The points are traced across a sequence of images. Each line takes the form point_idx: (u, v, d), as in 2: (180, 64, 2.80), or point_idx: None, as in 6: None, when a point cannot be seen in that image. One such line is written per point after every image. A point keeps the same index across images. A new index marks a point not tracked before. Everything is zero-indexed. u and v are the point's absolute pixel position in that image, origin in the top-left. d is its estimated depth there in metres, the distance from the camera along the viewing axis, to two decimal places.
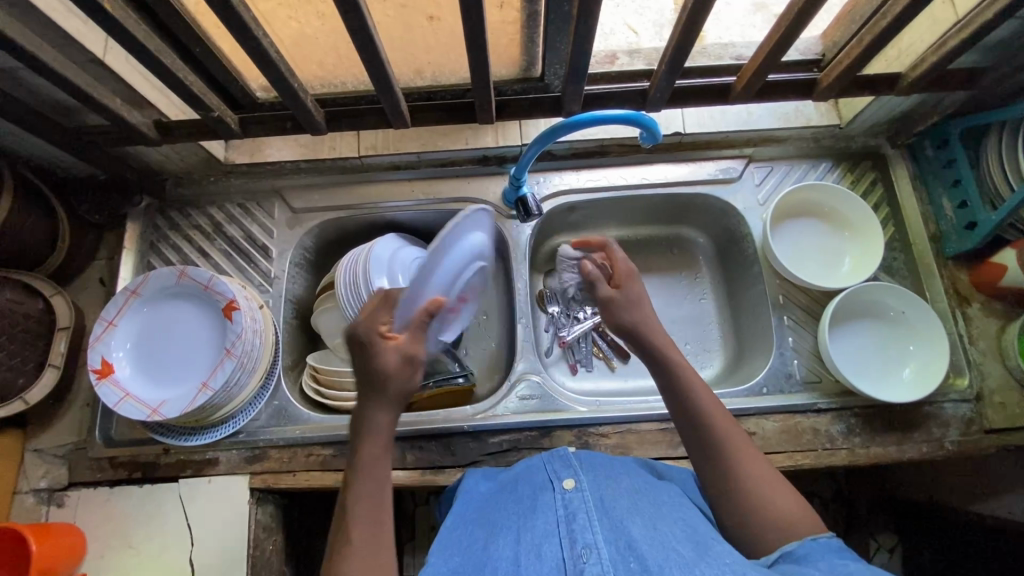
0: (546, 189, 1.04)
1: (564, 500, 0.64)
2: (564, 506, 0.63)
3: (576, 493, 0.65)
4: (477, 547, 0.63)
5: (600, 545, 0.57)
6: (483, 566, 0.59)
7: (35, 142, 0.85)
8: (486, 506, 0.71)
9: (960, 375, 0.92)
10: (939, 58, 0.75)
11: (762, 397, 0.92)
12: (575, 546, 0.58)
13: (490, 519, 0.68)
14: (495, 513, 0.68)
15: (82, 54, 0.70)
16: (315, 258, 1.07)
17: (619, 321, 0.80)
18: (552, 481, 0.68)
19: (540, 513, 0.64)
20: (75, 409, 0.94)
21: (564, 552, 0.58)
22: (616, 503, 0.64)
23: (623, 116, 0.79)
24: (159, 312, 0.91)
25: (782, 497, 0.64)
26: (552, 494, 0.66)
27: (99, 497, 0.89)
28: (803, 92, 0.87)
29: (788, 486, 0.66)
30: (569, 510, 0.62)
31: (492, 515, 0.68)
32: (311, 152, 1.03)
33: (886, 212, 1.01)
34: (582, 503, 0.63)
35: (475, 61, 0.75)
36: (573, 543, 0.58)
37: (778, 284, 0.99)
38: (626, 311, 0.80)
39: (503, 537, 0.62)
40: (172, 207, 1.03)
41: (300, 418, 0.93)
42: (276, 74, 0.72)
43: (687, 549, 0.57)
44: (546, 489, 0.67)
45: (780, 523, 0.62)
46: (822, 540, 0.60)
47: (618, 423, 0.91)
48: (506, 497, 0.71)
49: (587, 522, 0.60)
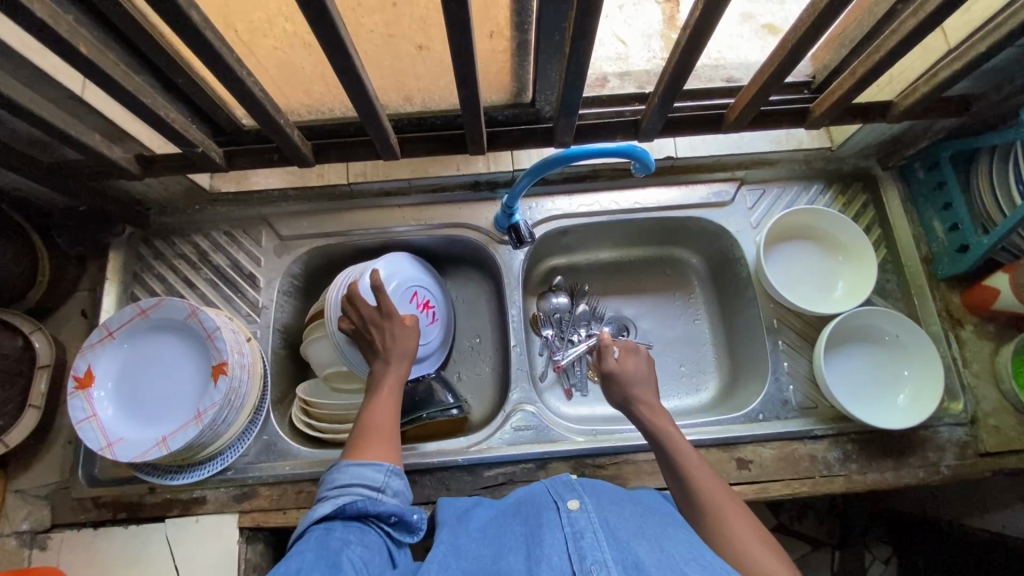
0: (539, 214, 1.03)
1: (570, 519, 0.63)
2: (570, 524, 0.62)
3: (582, 513, 0.63)
4: (488, 558, 0.62)
5: (610, 563, 0.56)
6: None
7: (11, 176, 0.83)
8: (490, 525, 0.69)
9: (955, 399, 0.92)
10: (931, 89, 0.75)
11: (759, 424, 0.92)
12: (585, 562, 0.56)
13: (494, 537, 0.66)
14: (499, 532, 0.67)
15: (59, 92, 0.68)
16: (304, 285, 1.06)
17: (620, 396, 0.82)
18: (556, 502, 0.67)
19: (547, 530, 0.62)
20: (56, 448, 0.91)
21: (573, 565, 0.56)
22: (621, 527, 0.62)
23: (615, 149, 0.78)
24: (139, 350, 0.87)
25: (767, 555, 0.62)
26: (556, 514, 0.65)
27: (82, 540, 0.87)
28: (796, 120, 0.87)
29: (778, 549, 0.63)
30: (576, 528, 0.61)
31: (496, 534, 0.66)
32: (298, 179, 1.01)
33: (878, 234, 1.02)
34: (589, 523, 0.61)
35: (466, 93, 0.73)
36: (582, 559, 0.57)
37: (772, 308, 0.99)
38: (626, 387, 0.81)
39: (513, 553, 0.61)
40: (156, 236, 1.01)
41: (290, 453, 0.91)
42: (261, 111, 0.70)
43: (695, 569, 0.55)
44: (550, 509, 0.66)
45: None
46: None
47: (615, 453, 0.90)
48: (507, 520, 0.69)
49: (596, 541, 0.59)
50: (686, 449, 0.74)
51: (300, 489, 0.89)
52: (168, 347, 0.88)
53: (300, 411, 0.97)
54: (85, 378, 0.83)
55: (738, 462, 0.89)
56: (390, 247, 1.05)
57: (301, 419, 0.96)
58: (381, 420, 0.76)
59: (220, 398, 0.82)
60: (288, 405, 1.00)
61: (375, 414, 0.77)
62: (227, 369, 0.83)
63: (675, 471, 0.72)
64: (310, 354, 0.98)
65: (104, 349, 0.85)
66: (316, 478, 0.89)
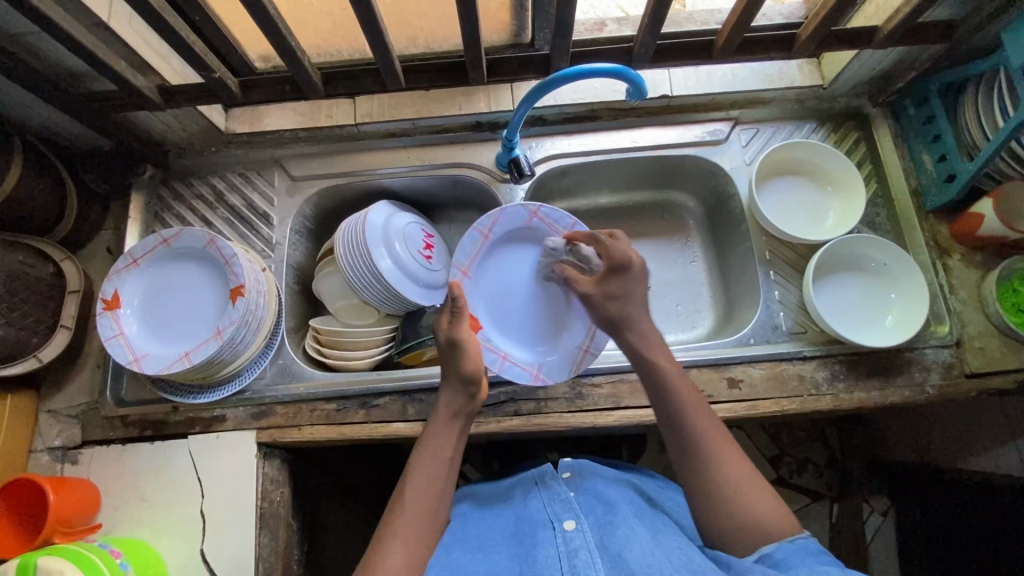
0: (539, 154, 1.07)
1: (565, 538, 0.70)
2: (565, 543, 0.69)
3: (577, 533, 0.70)
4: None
5: None
6: None
7: (42, 109, 0.89)
8: (493, 541, 0.75)
9: (940, 323, 0.96)
10: (911, 9, 0.79)
11: (750, 347, 0.96)
12: None
13: (491, 552, 0.73)
14: (498, 546, 0.74)
15: (87, 17, 0.73)
16: (315, 226, 1.10)
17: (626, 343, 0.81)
18: (552, 520, 0.73)
19: (541, 549, 0.69)
20: (86, 371, 0.97)
21: None
22: (614, 536, 0.69)
23: (610, 70, 0.81)
24: (161, 276, 0.93)
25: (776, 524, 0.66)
26: (551, 532, 0.72)
27: (111, 454, 0.92)
28: (785, 49, 0.90)
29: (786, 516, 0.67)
30: (571, 548, 0.68)
31: (495, 551, 0.73)
32: (308, 120, 1.06)
33: (870, 168, 1.04)
34: (583, 542, 0.69)
35: (467, 20, 0.77)
36: None
37: (764, 241, 1.02)
38: (632, 331, 0.81)
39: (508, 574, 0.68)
40: (175, 178, 1.06)
41: (304, 375, 0.96)
42: (274, 34, 0.75)
43: None
44: (546, 528, 0.73)
45: (766, 547, 0.64)
46: (800, 542, 0.64)
47: (610, 373, 0.94)
48: (506, 535, 0.76)
49: (589, 559, 0.66)
50: (694, 413, 0.73)
51: (314, 407, 0.94)
52: (188, 274, 0.93)
53: (312, 339, 1.02)
54: (111, 301, 0.89)
55: (729, 381, 0.93)
56: (395, 188, 1.10)
57: (313, 345, 1.01)
58: (420, 496, 0.71)
59: (238, 317, 0.87)
60: (302, 337, 1.06)
61: (417, 484, 0.72)
62: (244, 292, 0.89)
63: (669, 414, 0.74)
64: (322, 288, 1.04)
65: (129, 274, 0.91)
66: (328, 397, 0.94)
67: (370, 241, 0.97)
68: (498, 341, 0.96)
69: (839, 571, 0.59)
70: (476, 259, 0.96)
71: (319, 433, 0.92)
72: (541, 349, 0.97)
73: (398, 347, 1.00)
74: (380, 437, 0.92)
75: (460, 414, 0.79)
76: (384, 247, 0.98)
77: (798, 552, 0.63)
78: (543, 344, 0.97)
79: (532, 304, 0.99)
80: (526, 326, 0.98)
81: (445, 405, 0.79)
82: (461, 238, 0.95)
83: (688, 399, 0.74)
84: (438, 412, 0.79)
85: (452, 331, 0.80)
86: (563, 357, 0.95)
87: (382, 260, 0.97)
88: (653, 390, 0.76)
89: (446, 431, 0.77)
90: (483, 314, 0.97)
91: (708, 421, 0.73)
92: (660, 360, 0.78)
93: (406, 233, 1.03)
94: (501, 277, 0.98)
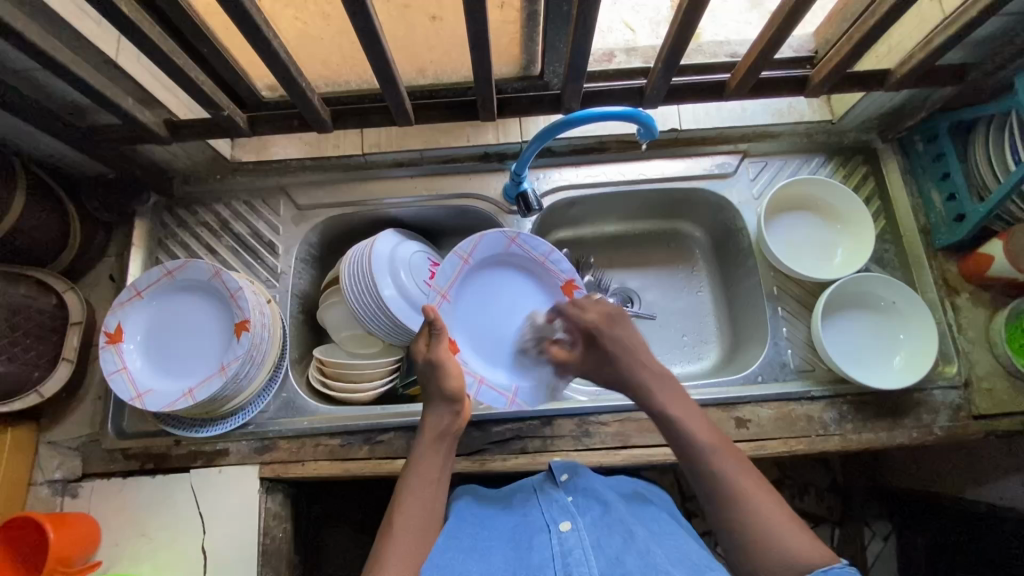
0: (546, 185, 1.06)
1: (560, 539, 0.69)
2: (560, 544, 0.68)
3: (573, 533, 0.69)
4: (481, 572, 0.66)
5: None
6: None
7: (46, 140, 0.88)
8: (489, 538, 0.72)
9: (949, 363, 0.95)
10: (927, 56, 0.78)
11: (758, 385, 0.95)
12: None
13: (483, 546, 0.71)
14: (493, 545, 0.71)
15: (96, 56, 0.73)
16: (319, 253, 1.09)
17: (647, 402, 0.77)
18: (548, 523, 0.72)
19: (538, 551, 0.68)
20: (88, 402, 0.96)
21: None
22: (610, 540, 0.68)
23: (621, 113, 0.82)
24: (164, 308, 0.92)
25: (787, 534, 0.62)
26: (548, 536, 0.70)
27: (112, 488, 0.91)
28: (797, 89, 0.90)
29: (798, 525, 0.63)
30: (566, 547, 0.67)
31: (491, 547, 0.71)
32: (315, 149, 1.05)
33: (878, 205, 1.04)
34: (578, 541, 0.68)
35: (479, 61, 0.76)
36: None
37: (772, 276, 1.01)
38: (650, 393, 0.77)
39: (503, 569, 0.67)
40: (179, 205, 1.05)
41: (308, 409, 0.96)
42: (285, 74, 0.75)
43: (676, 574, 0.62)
44: (542, 530, 0.71)
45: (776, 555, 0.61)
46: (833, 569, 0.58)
47: (617, 411, 0.93)
48: (504, 535, 0.73)
49: (584, 558, 0.65)
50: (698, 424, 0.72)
51: (318, 442, 0.93)
52: (192, 306, 0.92)
53: (316, 370, 1.00)
54: (114, 334, 0.88)
55: (737, 421, 0.92)
56: (401, 217, 1.09)
57: (317, 377, 0.99)
58: (411, 520, 0.67)
59: (242, 353, 0.86)
60: (305, 367, 1.04)
61: (407, 508, 0.68)
62: (249, 326, 0.88)
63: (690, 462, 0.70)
64: (326, 319, 1.03)
65: (132, 306, 0.90)
66: (333, 432, 0.94)
67: (371, 265, 0.96)
68: (473, 364, 0.92)
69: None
70: (456, 282, 0.93)
71: (322, 469, 0.92)
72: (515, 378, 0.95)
73: (402, 379, 0.99)
74: (384, 474, 0.91)
75: (448, 432, 0.75)
76: (382, 270, 0.97)
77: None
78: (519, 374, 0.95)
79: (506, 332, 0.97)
80: (499, 352, 0.95)
81: (432, 423, 0.76)
82: (442, 261, 0.91)
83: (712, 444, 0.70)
84: (424, 431, 0.75)
85: (430, 353, 0.78)
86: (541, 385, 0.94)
87: (381, 282, 0.95)
88: (670, 438, 0.73)
89: (435, 452, 0.73)
90: (462, 338, 0.93)
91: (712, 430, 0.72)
92: (671, 411, 0.74)
93: (410, 264, 1.01)
94: (478, 300, 0.95)
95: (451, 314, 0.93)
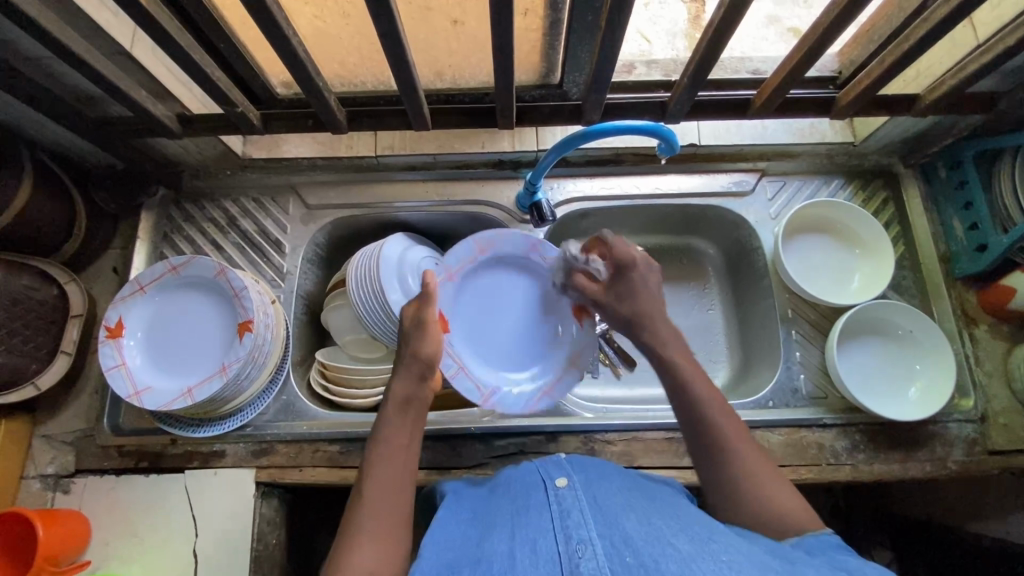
0: (560, 196, 1.04)
1: (557, 497, 0.61)
2: (557, 502, 0.60)
3: (570, 492, 0.61)
4: (472, 543, 0.58)
5: (595, 540, 0.54)
6: (476, 562, 0.54)
7: (54, 128, 0.86)
8: (482, 506, 0.65)
9: (965, 396, 0.93)
10: (958, 82, 0.77)
11: (769, 410, 0.93)
12: (570, 541, 0.54)
13: (483, 517, 0.63)
14: (489, 512, 0.64)
15: (111, 47, 0.72)
16: (327, 254, 1.07)
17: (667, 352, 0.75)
18: (544, 481, 0.64)
19: (534, 511, 0.60)
20: (84, 396, 0.95)
21: (559, 546, 0.54)
22: (611, 501, 0.60)
23: (642, 127, 0.81)
24: (168, 304, 0.90)
25: (783, 496, 0.63)
26: (544, 494, 0.62)
27: (104, 485, 0.89)
28: (822, 110, 0.88)
29: (788, 487, 0.65)
30: (563, 507, 0.59)
31: (486, 515, 0.63)
32: (328, 149, 1.04)
33: (897, 230, 1.02)
34: (575, 501, 0.59)
35: (500, 68, 0.75)
36: (567, 538, 0.55)
37: (787, 298, 0.99)
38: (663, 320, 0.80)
39: (497, 533, 0.58)
40: (186, 199, 1.04)
41: (308, 414, 0.94)
42: (303, 73, 0.73)
43: (683, 542, 0.54)
44: (537, 491, 0.63)
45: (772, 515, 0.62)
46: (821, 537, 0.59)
47: (624, 430, 0.91)
48: (499, 497, 0.66)
49: (582, 518, 0.56)
50: (698, 382, 0.71)
51: (316, 448, 0.91)
52: (193, 302, 0.91)
53: (318, 373, 0.98)
54: (115, 328, 0.86)
55: None
56: (411, 221, 1.07)
57: (319, 380, 0.97)
58: (381, 492, 0.62)
59: (245, 353, 0.85)
60: (307, 369, 1.02)
61: (376, 480, 0.63)
62: (253, 327, 0.86)
63: (695, 423, 0.69)
64: (330, 321, 1.01)
65: (135, 301, 0.88)
66: (332, 439, 0.92)
67: (376, 270, 0.93)
68: (463, 350, 0.92)
69: (863, 564, 0.55)
70: (464, 268, 0.93)
71: (320, 476, 0.90)
72: (501, 375, 0.94)
73: None
74: None
75: (417, 400, 0.70)
76: (385, 274, 0.94)
77: (815, 545, 0.58)
78: (511, 368, 0.96)
79: (504, 323, 0.97)
80: (496, 347, 0.95)
81: (396, 390, 0.70)
82: (456, 244, 0.92)
83: (705, 391, 0.70)
84: (388, 400, 0.70)
85: (420, 316, 0.74)
86: (522, 390, 0.94)
87: (385, 288, 0.93)
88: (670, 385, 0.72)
89: (403, 421, 0.68)
90: (457, 323, 0.93)
91: (713, 390, 0.71)
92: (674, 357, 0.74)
93: (418, 268, 0.99)
94: (480, 291, 0.95)
95: (451, 295, 0.92)
